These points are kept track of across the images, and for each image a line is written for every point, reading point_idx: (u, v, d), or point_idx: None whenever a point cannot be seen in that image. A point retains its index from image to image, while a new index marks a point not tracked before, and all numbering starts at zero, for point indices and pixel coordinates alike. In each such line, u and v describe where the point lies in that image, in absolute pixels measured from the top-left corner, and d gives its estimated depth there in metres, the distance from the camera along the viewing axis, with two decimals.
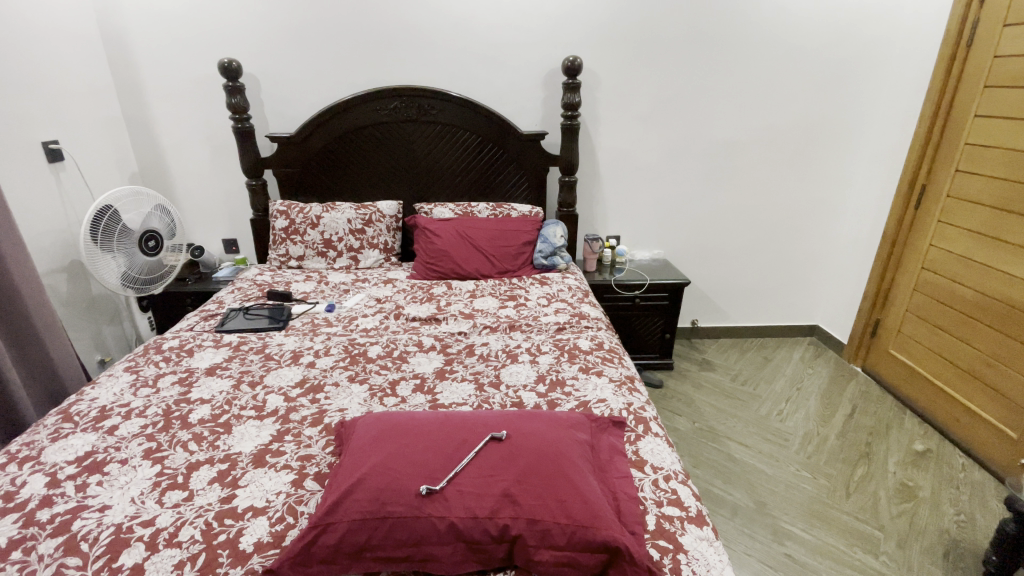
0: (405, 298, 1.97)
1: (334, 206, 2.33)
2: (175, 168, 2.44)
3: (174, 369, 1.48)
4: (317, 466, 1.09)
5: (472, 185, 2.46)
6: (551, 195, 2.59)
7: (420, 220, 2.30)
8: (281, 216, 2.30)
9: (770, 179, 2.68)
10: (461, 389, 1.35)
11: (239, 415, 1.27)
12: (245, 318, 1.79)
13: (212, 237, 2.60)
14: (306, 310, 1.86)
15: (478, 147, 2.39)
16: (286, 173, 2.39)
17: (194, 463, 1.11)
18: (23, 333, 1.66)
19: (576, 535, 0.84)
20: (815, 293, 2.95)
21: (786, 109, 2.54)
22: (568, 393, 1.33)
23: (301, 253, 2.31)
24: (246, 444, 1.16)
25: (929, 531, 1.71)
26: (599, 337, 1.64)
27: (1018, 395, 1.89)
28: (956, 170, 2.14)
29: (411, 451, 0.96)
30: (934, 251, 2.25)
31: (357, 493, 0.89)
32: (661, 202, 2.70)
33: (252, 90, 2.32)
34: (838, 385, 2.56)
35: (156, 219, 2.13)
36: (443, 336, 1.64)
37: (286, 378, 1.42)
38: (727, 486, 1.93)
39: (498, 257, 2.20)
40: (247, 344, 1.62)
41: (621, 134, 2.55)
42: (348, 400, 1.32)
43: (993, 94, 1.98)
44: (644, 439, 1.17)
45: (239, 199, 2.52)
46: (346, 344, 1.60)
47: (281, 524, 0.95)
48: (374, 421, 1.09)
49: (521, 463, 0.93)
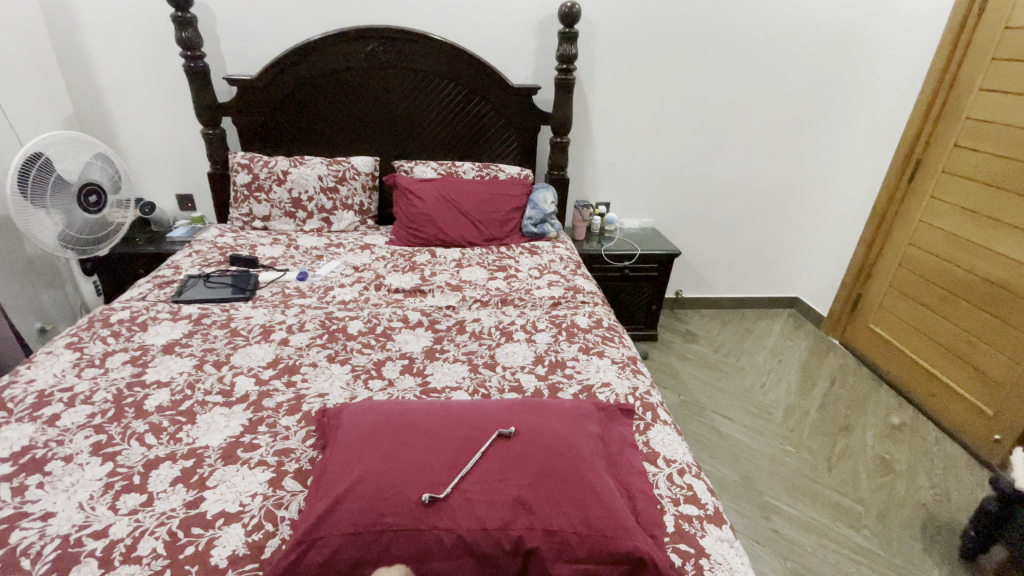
0: (385, 266, 1.82)
1: (303, 161, 2.11)
2: (119, 112, 2.15)
3: (125, 347, 1.31)
4: (297, 461, 0.97)
5: (456, 142, 2.27)
6: (540, 156, 2.43)
7: (400, 179, 2.12)
8: (243, 170, 2.07)
9: (764, 147, 2.60)
10: (453, 371, 1.24)
11: (204, 401, 1.12)
12: (205, 287, 1.60)
13: (164, 192, 2.33)
14: (275, 279, 1.68)
15: (463, 101, 2.19)
16: (249, 122, 2.14)
17: (152, 460, 0.97)
18: None
19: (597, 546, 0.76)
20: (799, 265, 2.94)
21: (786, 74, 2.44)
22: (569, 376, 1.24)
23: (266, 213, 2.10)
24: (213, 437, 1.02)
25: (906, 504, 1.75)
26: (597, 314, 1.54)
27: (996, 372, 1.92)
28: (954, 145, 2.09)
29: (409, 452, 0.84)
30: (924, 228, 2.23)
31: (347, 503, 0.78)
32: (653, 167, 2.59)
33: (206, 24, 2.04)
34: (817, 357, 2.58)
35: (97, 170, 1.88)
36: (431, 310, 1.51)
37: (256, 358, 1.27)
38: (714, 461, 1.93)
39: (485, 223, 2.05)
40: (209, 318, 1.45)
41: (617, 93, 2.39)
42: (328, 383, 1.19)
43: (1000, 67, 1.92)
44: (654, 429, 1.11)
45: (194, 149, 2.26)
46: (323, 318, 1.45)
47: (258, 532, 0.84)
48: (361, 413, 0.97)
49: (533, 465, 0.83)
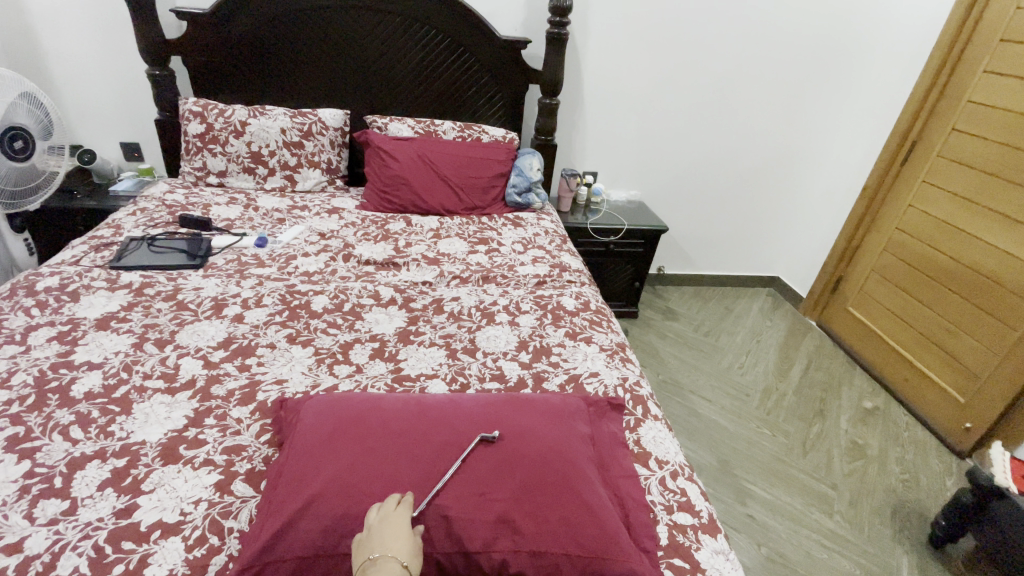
0: (355, 234, 1.66)
1: (264, 111, 1.89)
2: (50, 45, 1.87)
3: (52, 320, 1.14)
4: (249, 461, 0.86)
5: (436, 98, 2.08)
6: (527, 118, 2.26)
7: (372, 137, 1.93)
8: (195, 118, 1.85)
9: (758, 120, 2.50)
10: (430, 356, 1.13)
11: (142, 387, 0.99)
12: (149, 251, 1.43)
13: (105, 139, 2.08)
14: (230, 244, 1.51)
15: (445, 52, 2.00)
16: (203, 63, 1.90)
17: (77, 459, 0.84)
18: None
19: (588, 569, 0.69)
20: (781, 245, 2.90)
21: (785, 43, 2.32)
22: (555, 364, 1.15)
23: (222, 168, 1.89)
24: (151, 431, 0.90)
25: (878, 490, 1.77)
26: (584, 295, 1.44)
27: (972, 361, 1.93)
28: (952, 129, 2.03)
29: (377, 459, 0.74)
30: (912, 213, 2.20)
31: (305, 521, 0.68)
32: (643, 136, 2.46)
33: None
34: (794, 338, 2.58)
35: (23, 113, 1.64)
36: (405, 287, 1.38)
37: (205, 336, 1.13)
38: (691, 444, 1.90)
39: (465, 190, 1.90)
40: (153, 288, 1.28)
41: (611, 53, 2.23)
42: (287, 368, 1.06)
43: (1008, 48, 1.84)
44: (645, 425, 1.03)
45: (139, 92, 2.01)
46: (284, 292, 1.31)
47: (201, 548, 0.73)
48: (322, 408, 0.86)
49: (519, 476, 0.75)
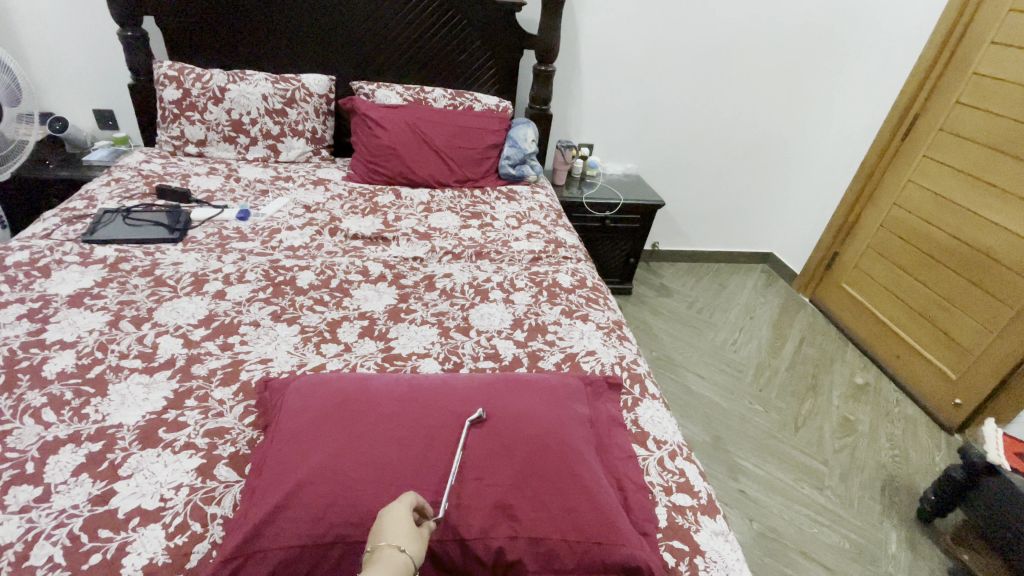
0: (342, 207, 1.60)
1: (244, 76, 1.79)
2: (13, 1, 1.74)
3: (22, 297, 1.08)
4: (233, 444, 0.82)
5: (427, 63, 1.98)
6: (522, 87, 2.18)
7: (359, 104, 1.85)
8: (170, 83, 1.75)
9: (758, 90, 2.43)
10: (421, 335, 1.09)
11: (118, 366, 0.94)
12: (125, 225, 1.36)
13: (74, 105, 1.96)
14: (211, 217, 1.44)
15: (435, 14, 1.89)
16: (176, 23, 1.79)
17: (50, 443, 0.80)
18: None
19: (588, 555, 0.66)
20: (777, 220, 2.86)
21: (789, 9, 2.24)
22: (551, 343, 1.12)
23: (201, 137, 1.80)
24: (129, 413, 0.85)
25: (868, 465, 1.79)
26: (580, 271, 1.40)
27: (966, 338, 1.93)
28: (956, 102, 1.99)
29: (367, 444, 0.71)
30: (911, 188, 2.17)
31: (291, 509, 0.65)
32: (640, 107, 2.39)
33: None
34: (788, 315, 2.57)
35: None
36: (394, 262, 1.33)
37: (185, 314, 1.08)
38: (684, 420, 1.90)
39: (457, 161, 1.83)
40: (129, 263, 1.22)
41: (609, 19, 2.13)
42: (272, 347, 1.02)
43: (1017, 18, 1.78)
44: (642, 405, 1.00)
45: (110, 54, 1.89)
46: (268, 267, 1.25)
47: (183, 535, 0.70)
48: (310, 390, 0.82)
49: (516, 460, 0.72)
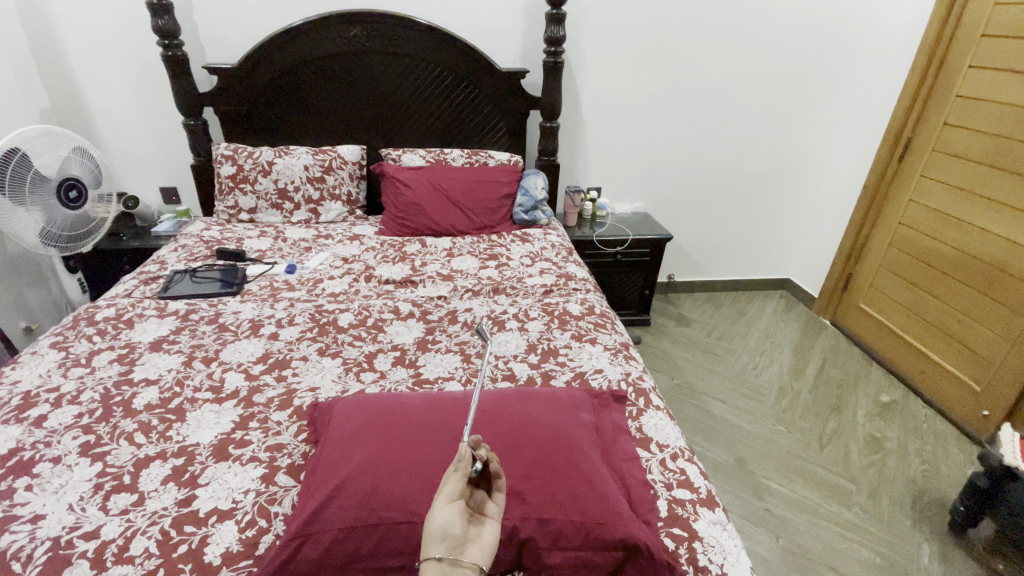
0: (375, 257, 1.80)
1: (288, 151, 2.07)
2: (100, 106, 2.09)
3: (111, 345, 1.29)
4: (290, 456, 0.97)
5: (445, 128, 2.23)
6: (531, 141, 2.40)
7: (388, 168, 2.09)
8: (227, 161, 2.03)
9: (754, 127, 2.59)
10: (446, 361, 1.23)
11: (193, 398, 1.11)
12: (192, 282, 1.58)
13: (146, 186, 2.28)
14: (263, 272, 1.66)
15: (450, 87, 2.15)
16: (232, 112, 2.09)
17: (142, 460, 0.96)
18: None
19: (591, 534, 0.77)
20: (789, 246, 2.94)
21: (775, 53, 2.42)
22: (562, 363, 1.24)
23: (252, 205, 2.06)
24: (204, 434, 1.02)
25: (897, 481, 1.78)
26: (589, 301, 1.53)
27: (987, 349, 1.94)
28: (945, 123, 2.09)
29: (402, 446, 0.84)
30: (913, 207, 2.24)
31: (340, 498, 0.78)
32: (644, 150, 2.57)
33: (182, 11, 1.98)
34: (808, 338, 2.60)
35: (76, 165, 1.83)
36: (422, 301, 1.50)
37: (245, 353, 1.26)
38: (707, 443, 1.94)
39: (475, 211, 2.03)
40: (197, 313, 1.43)
41: (606, 76, 2.36)
42: (319, 377, 1.18)
43: (990, 44, 1.90)
44: (647, 414, 1.11)
45: (176, 141, 2.21)
46: (313, 311, 1.43)
47: (252, 529, 0.83)
48: (353, 406, 0.96)
49: (527, 455, 0.84)
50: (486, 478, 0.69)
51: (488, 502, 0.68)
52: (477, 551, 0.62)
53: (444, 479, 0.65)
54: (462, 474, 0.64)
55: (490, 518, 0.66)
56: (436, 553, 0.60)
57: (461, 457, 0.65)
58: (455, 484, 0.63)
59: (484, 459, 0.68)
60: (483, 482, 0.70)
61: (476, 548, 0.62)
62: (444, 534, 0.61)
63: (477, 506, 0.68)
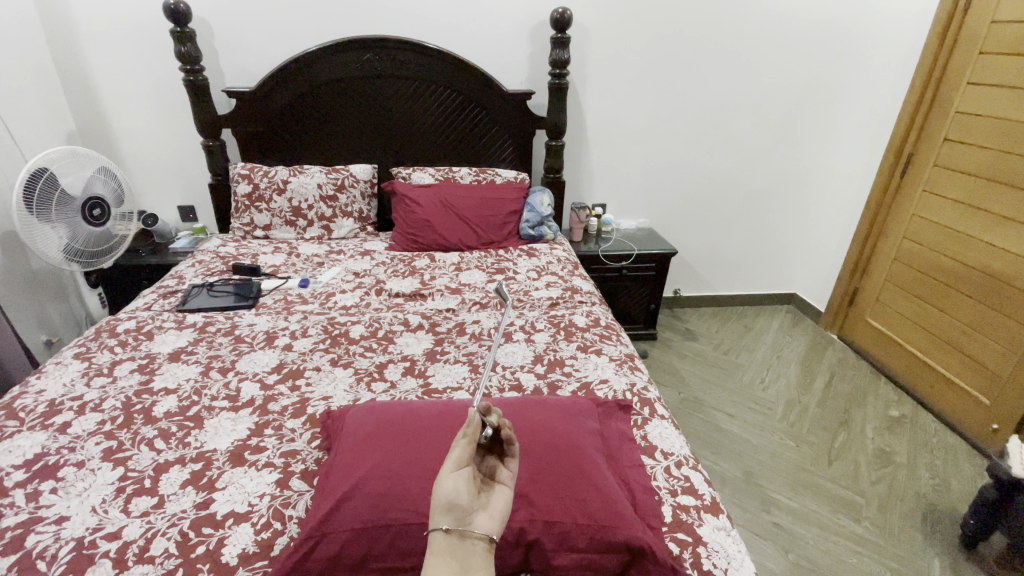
0: (385, 272, 1.84)
1: (302, 170, 2.14)
2: (124, 128, 2.18)
3: (132, 356, 1.33)
4: (303, 462, 1.00)
5: (453, 147, 2.30)
6: (537, 159, 2.46)
7: (398, 186, 2.15)
8: (243, 180, 2.10)
9: (757, 145, 2.63)
10: (455, 371, 1.26)
11: (210, 406, 1.15)
12: (209, 296, 1.63)
13: (165, 205, 2.36)
14: (277, 286, 1.71)
15: (459, 107, 2.23)
16: (249, 133, 2.17)
17: (161, 464, 0.99)
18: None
19: (597, 536, 0.79)
20: (794, 261, 2.96)
21: (776, 72, 2.47)
22: (568, 374, 1.27)
23: (267, 222, 2.13)
24: (221, 440, 1.05)
25: (907, 496, 1.77)
26: (594, 313, 1.56)
27: (995, 363, 1.94)
28: (945, 139, 2.12)
29: (412, 450, 0.87)
30: (917, 221, 2.26)
31: (353, 500, 0.81)
32: (648, 168, 2.62)
33: (204, 39, 2.08)
34: (815, 352, 2.60)
35: (100, 184, 1.91)
36: (431, 314, 1.54)
37: (260, 363, 1.30)
38: (715, 457, 1.94)
39: (483, 227, 2.08)
40: (214, 325, 1.48)
41: (611, 95, 2.43)
42: (331, 386, 1.21)
43: (987, 62, 1.94)
44: (651, 423, 1.13)
45: (195, 161, 2.30)
46: (326, 323, 1.48)
47: (267, 531, 0.86)
48: (366, 413, 1.00)
49: (534, 459, 0.87)
50: (498, 445, 0.70)
51: (500, 468, 0.69)
52: (486, 519, 0.62)
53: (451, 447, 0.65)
54: (469, 440, 0.65)
55: (502, 484, 0.67)
56: (443, 523, 0.60)
57: (469, 422, 0.66)
58: (462, 450, 0.64)
59: (495, 425, 0.68)
60: (495, 449, 0.70)
61: (484, 517, 0.62)
62: (451, 502, 0.61)
63: (490, 473, 0.69)
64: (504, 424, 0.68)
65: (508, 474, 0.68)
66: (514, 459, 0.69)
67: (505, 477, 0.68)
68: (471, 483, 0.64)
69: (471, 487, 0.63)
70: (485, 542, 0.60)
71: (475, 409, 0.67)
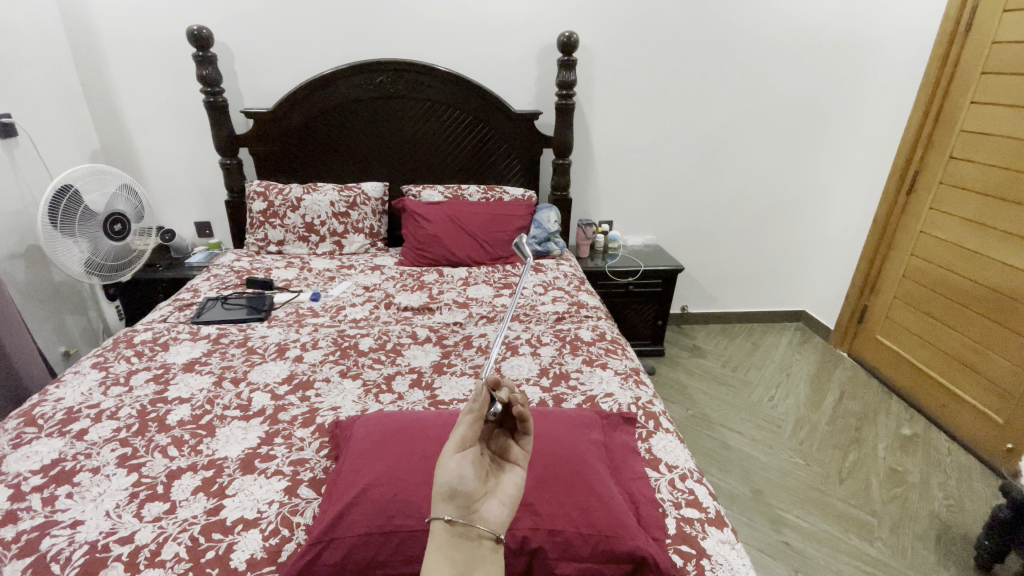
0: (395, 286, 1.88)
1: (316, 187, 2.19)
2: (146, 147, 2.26)
3: (148, 366, 1.37)
4: (311, 471, 1.01)
5: (462, 165, 2.35)
6: (544, 177, 2.50)
7: (408, 203, 2.19)
8: (258, 197, 2.16)
9: (762, 162, 2.66)
10: (461, 384, 1.28)
11: (222, 415, 1.17)
12: (223, 309, 1.67)
13: (183, 221, 2.43)
14: (289, 300, 1.75)
15: (468, 127, 2.29)
16: (265, 152, 2.24)
17: (174, 471, 1.02)
18: (12, 315, 1.63)
19: (600, 546, 0.80)
20: (802, 278, 2.96)
21: (780, 92, 2.51)
22: (573, 387, 1.28)
23: (280, 238, 2.18)
24: (232, 448, 1.07)
25: (920, 516, 1.74)
26: (600, 327, 1.58)
27: (1008, 381, 1.91)
28: (950, 157, 2.13)
29: (418, 459, 0.89)
30: (925, 238, 2.26)
31: (360, 506, 0.82)
32: (654, 185, 2.65)
33: (225, 62, 2.16)
34: (824, 369, 2.58)
35: (122, 201, 1.98)
36: (438, 327, 1.56)
37: (271, 374, 1.33)
38: (723, 474, 1.93)
39: (490, 243, 2.12)
40: (227, 337, 1.51)
41: (617, 115, 2.47)
42: (340, 397, 1.24)
43: (990, 81, 1.96)
44: (656, 436, 1.13)
45: (212, 179, 2.37)
46: (336, 336, 1.51)
47: (275, 537, 0.88)
48: (374, 423, 1.01)
49: (538, 468, 0.88)
50: (510, 421, 0.70)
51: (512, 445, 0.70)
52: (496, 505, 0.63)
53: (455, 427, 0.65)
54: (474, 417, 0.65)
55: (515, 462, 0.69)
56: (447, 513, 0.60)
57: (476, 399, 0.65)
58: (467, 431, 0.64)
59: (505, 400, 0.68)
60: (506, 427, 0.71)
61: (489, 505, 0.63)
62: (455, 487, 0.61)
63: (502, 450, 0.70)
64: (513, 400, 0.68)
65: (520, 453, 0.70)
66: (526, 437, 0.70)
67: (517, 455, 0.69)
68: (475, 466, 0.64)
69: (476, 471, 0.64)
70: (493, 535, 0.61)
71: (481, 382, 0.66)
